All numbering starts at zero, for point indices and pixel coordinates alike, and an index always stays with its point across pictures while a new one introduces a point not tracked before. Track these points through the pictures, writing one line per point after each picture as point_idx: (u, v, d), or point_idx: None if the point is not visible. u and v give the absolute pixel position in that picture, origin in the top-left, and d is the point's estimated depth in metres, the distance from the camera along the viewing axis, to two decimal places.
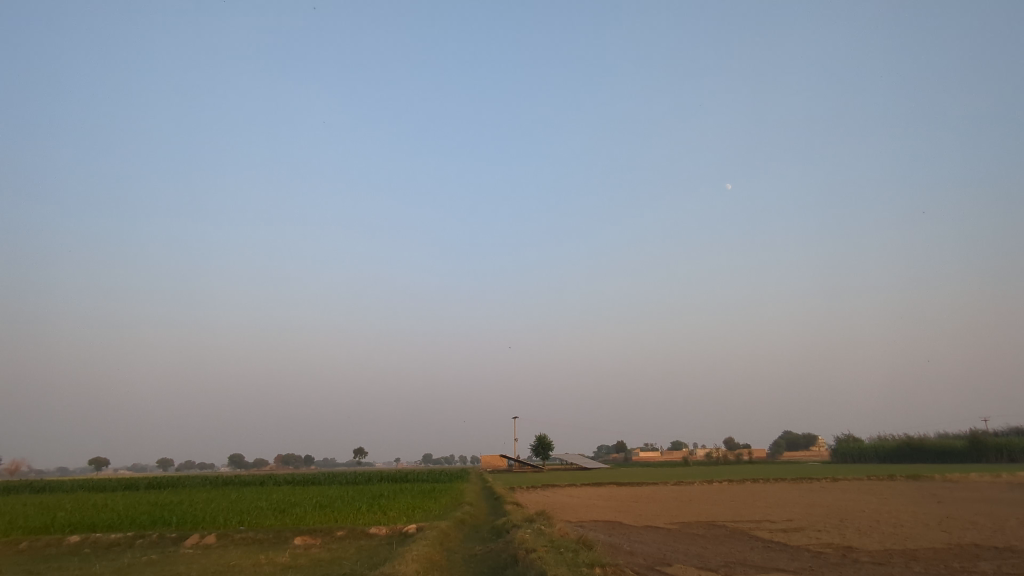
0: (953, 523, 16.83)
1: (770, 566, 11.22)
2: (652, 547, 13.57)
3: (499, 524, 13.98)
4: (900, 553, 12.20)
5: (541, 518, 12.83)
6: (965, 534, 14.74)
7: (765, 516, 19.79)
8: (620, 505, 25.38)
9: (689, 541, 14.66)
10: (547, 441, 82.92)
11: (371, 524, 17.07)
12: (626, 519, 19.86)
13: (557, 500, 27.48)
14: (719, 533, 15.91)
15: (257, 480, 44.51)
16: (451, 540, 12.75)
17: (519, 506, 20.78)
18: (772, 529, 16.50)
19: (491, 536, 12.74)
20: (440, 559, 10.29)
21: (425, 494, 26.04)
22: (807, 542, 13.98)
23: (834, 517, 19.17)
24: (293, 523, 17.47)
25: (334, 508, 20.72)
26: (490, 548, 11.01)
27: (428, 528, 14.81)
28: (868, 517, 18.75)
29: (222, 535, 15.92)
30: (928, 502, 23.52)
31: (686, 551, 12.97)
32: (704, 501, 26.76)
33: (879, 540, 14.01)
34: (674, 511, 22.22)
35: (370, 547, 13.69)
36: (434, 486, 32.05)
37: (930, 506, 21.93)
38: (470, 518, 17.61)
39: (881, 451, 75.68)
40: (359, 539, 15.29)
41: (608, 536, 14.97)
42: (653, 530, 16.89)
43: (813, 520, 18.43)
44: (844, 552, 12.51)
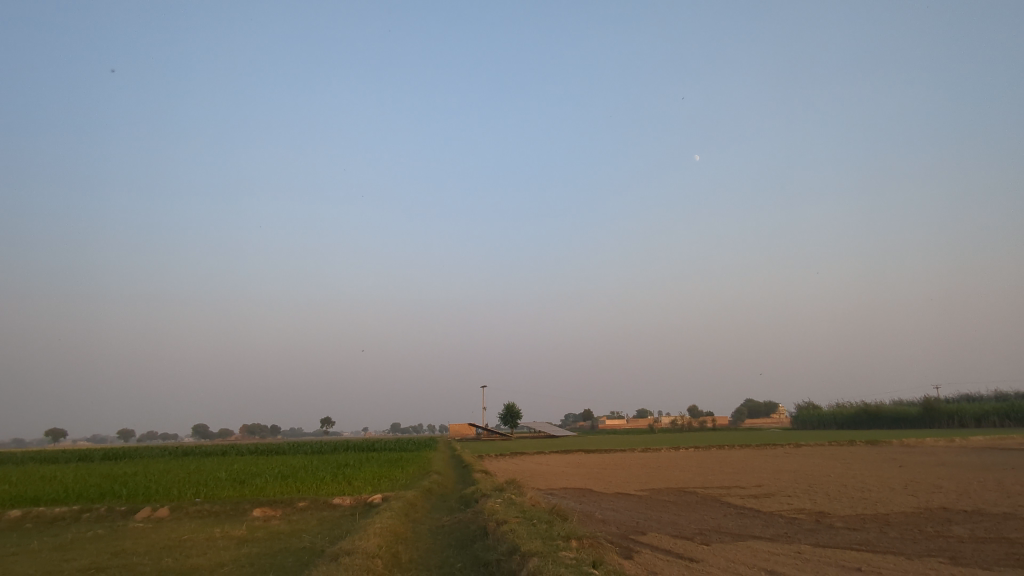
0: (920, 487, 16.88)
1: (745, 532, 10.96)
2: (624, 516, 13.23)
3: (468, 494, 13.49)
4: (873, 519, 12.00)
5: (511, 487, 12.35)
6: (933, 498, 14.69)
7: (736, 483, 19.70)
8: (590, 473, 25.29)
9: (661, 508, 14.38)
10: (516, 409, 83.22)
11: (335, 495, 16.45)
12: (596, 486, 19.61)
13: (526, 468, 27.23)
14: (690, 500, 15.73)
15: (221, 450, 43.56)
16: (418, 511, 12.19)
17: (488, 474, 20.38)
18: (743, 496, 16.33)
19: (459, 507, 12.22)
20: (405, 531, 9.71)
21: (393, 464, 25.51)
22: (779, 508, 13.78)
23: (803, 482, 19.16)
24: (252, 494, 16.74)
25: (297, 478, 20.03)
26: (459, 520, 10.48)
27: (394, 498, 14.25)
28: (836, 482, 18.78)
29: (176, 508, 15.13)
30: (891, 467, 23.83)
31: (659, 519, 12.67)
32: (673, 467, 26.80)
33: (851, 505, 13.86)
34: (645, 478, 22.09)
35: (332, 519, 13.06)
36: (402, 455, 31.56)
37: (893, 471, 22.18)
38: (438, 488, 17.12)
39: (840, 418, 77.91)
40: (321, 510, 14.65)
41: (580, 504, 14.65)
42: (624, 497, 16.61)
43: (784, 486, 18.36)
44: (817, 518, 12.33)
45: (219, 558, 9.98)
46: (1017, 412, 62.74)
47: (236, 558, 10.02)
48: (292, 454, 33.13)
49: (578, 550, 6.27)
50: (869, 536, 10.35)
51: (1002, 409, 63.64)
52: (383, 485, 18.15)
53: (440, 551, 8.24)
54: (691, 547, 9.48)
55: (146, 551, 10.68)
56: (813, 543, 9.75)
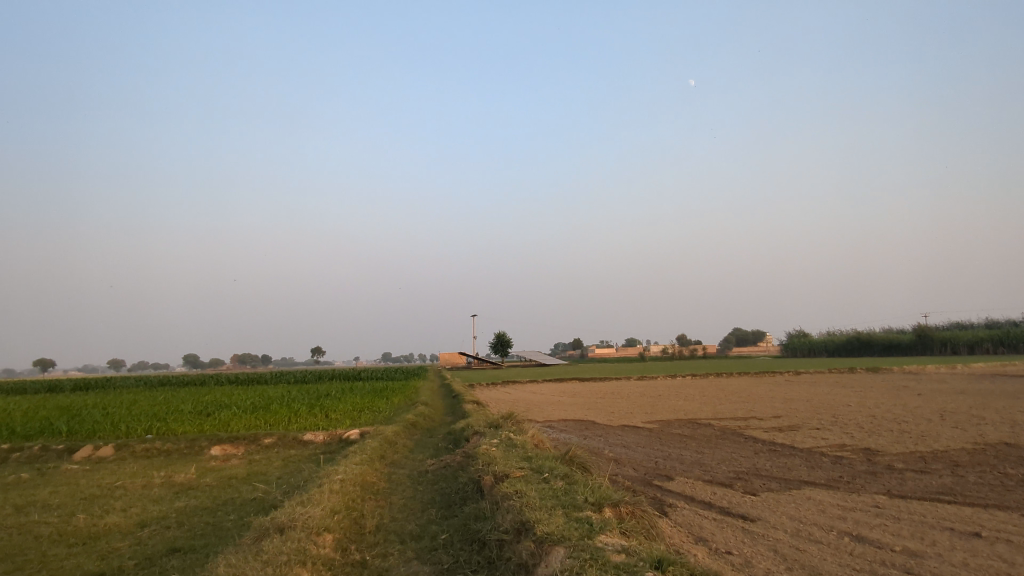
0: (958, 418, 15.21)
1: (792, 476, 9.07)
2: (639, 455, 11.36)
3: (458, 430, 11.55)
4: (933, 458, 10.16)
5: (506, 421, 10.36)
6: (983, 432, 12.94)
7: (750, 413, 18.02)
8: (588, 402, 23.68)
9: (678, 444, 12.55)
10: (507, 337, 81.98)
11: (307, 430, 14.53)
12: (598, 418, 17.83)
13: (519, 398, 25.56)
14: (708, 434, 13.96)
15: (199, 380, 41.67)
16: (398, 452, 10.22)
17: (480, 405, 18.57)
18: (765, 428, 14.57)
19: (447, 446, 10.24)
20: (377, 480, 7.70)
21: (376, 394, 23.70)
22: (815, 443, 11.96)
23: (824, 412, 17.47)
24: (212, 429, 14.77)
25: (267, 411, 18.09)
26: (445, 466, 8.47)
27: (371, 434, 12.29)
28: (861, 412, 17.10)
29: (121, 445, 13.13)
30: (907, 395, 22.30)
31: (681, 458, 10.82)
32: (675, 397, 25.22)
33: (896, 440, 12.06)
34: (649, 409, 20.39)
35: (296, 461, 11.07)
36: (388, 385, 29.80)
37: (913, 399, 20.63)
38: (424, 422, 15.24)
39: (831, 345, 77.40)
40: (287, 450, 12.68)
41: (584, 440, 12.83)
42: (633, 431, 14.81)
43: (805, 417, 16.65)
44: (867, 456, 10.50)
45: (144, 513, 7.92)
46: (1010, 339, 62.11)
47: (168, 512, 7.98)
48: (271, 385, 31.27)
49: (621, 531, 4.14)
50: (945, 482, 8.46)
51: (996, 336, 62.94)
52: (363, 419, 16.29)
53: (421, 514, 6.19)
54: (736, 500, 7.53)
55: (60, 505, 8.64)
56: (884, 492, 7.85)
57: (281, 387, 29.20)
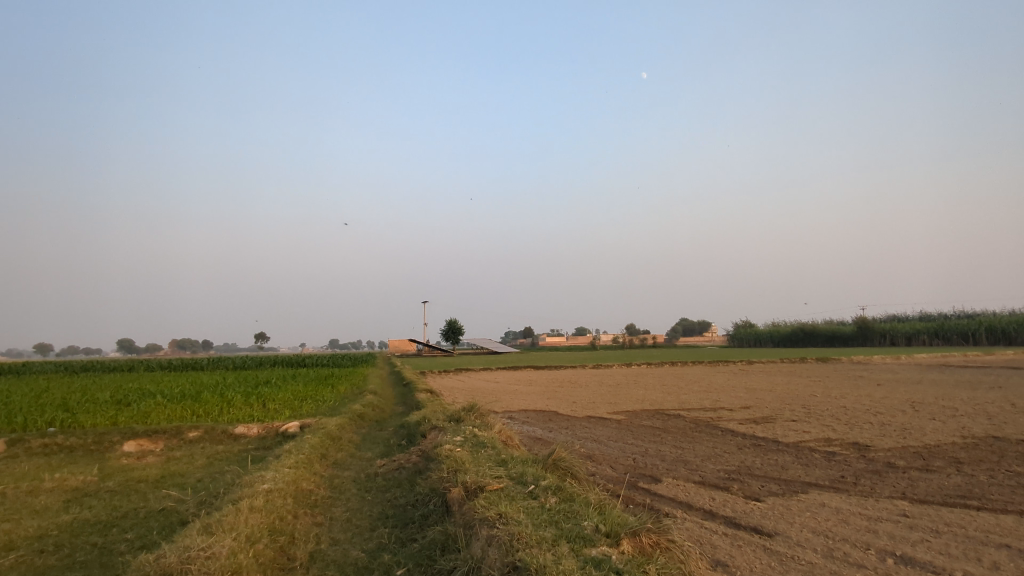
0: (931, 410, 14.78)
1: (790, 476, 8.11)
2: (613, 451, 10.26)
3: (413, 423, 10.20)
4: (930, 455, 9.44)
5: (468, 414, 9.05)
6: (964, 425, 12.43)
7: (718, 404, 17.26)
8: (546, 391, 22.60)
9: (652, 438, 11.51)
10: (458, 324, 80.45)
11: (240, 422, 12.84)
12: (561, 409, 16.72)
13: (474, 387, 24.23)
14: (681, 427, 13.04)
15: (125, 366, 38.54)
16: (343, 449, 8.80)
17: (434, 395, 17.16)
18: (739, 420, 13.76)
19: (401, 444, 8.86)
20: (316, 488, 6.28)
21: (320, 382, 21.92)
22: (800, 438, 11.14)
23: (793, 403, 16.87)
24: (127, 421, 12.88)
25: (195, 400, 16.19)
26: (400, 469, 7.15)
27: (312, 428, 10.76)
28: (831, 403, 16.54)
29: (16, 440, 11.21)
30: (868, 385, 22.12)
31: (661, 455, 9.78)
32: (635, 386, 24.41)
33: (882, 434, 11.37)
34: (612, 399, 19.43)
35: (223, 461, 9.46)
36: (333, 372, 27.93)
37: (875, 389, 20.37)
38: (373, 413, 13.77)
39: (777, 336, 78.90)
40: (214, 446, 11.02)
41: (551, 433, 11.66)
42: (600, 423, 13.75)
43: (775, 408, 15.97)
44: (861, 452, 9.73)
45: (15, 531, 6.25)
46: (945, 331, 64.31)
47: (45, 529, 6.32)
48: (204, 372, 28.88)
49: None
50: (957, 483, 7.67)
51: (932, 328, 65.12)
52: (304, 409, 14.67)
53: (370, 536, 4.86)
54: (741, 507, 6.48)
55: None
56: (901, 496, 6.98)
57: (215, 373, 26.95)
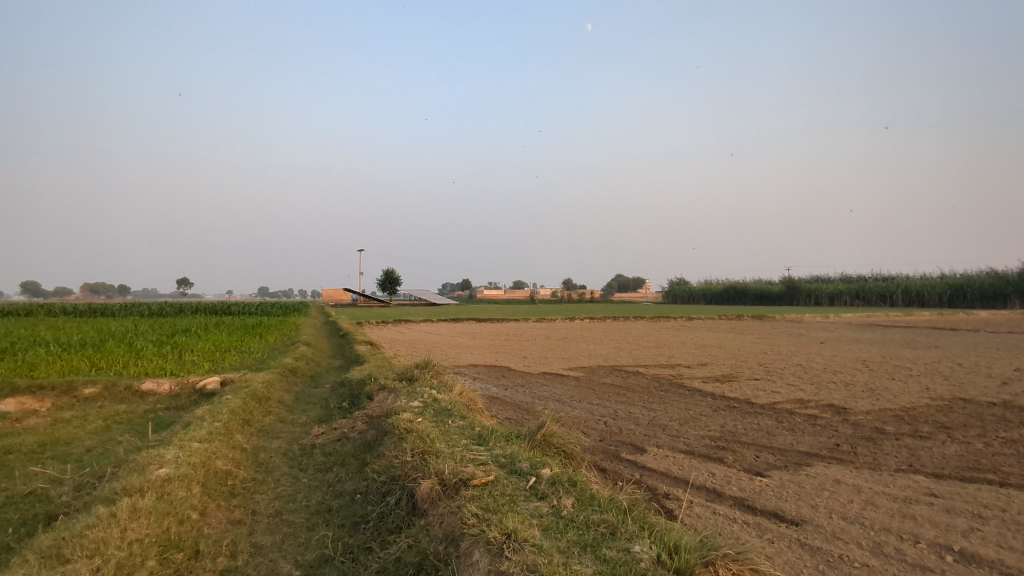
0: (886, 370, 14.56)
1: (783, 444, 7.31)
2: (580, 412, 9.27)
3: (355, 381, 8.87)
4: (913, 419, 8.90)
5: (422, 372, 7.76)
6: (927, 386, 12.14)
7: (673, 361, 16.66)
8: (493, 345, 21.58)
9: (618, 398, 10.61)
10: (395, 275, 78.42)
11: (148, 377, 11.15)
12: (512, 364, 15.68)
13: (415, 339, 22.93)
14: (644, 385, 12.26)
15: (25, 310, 35.04)
16: (271, 413, 7.41)
17: (375, 348, 15.77)
18: (702, 378, 13.09)
19: (343, 407, 7.53)
20: (234, 468, 4.90)
21: (247, 331, 20.08)
22: (772, 398, 10.48)
23: (748, 361, 16.44)
24: (9, 375, 10.97)
25: (98, 351, 14.25)
26: (343, 441, 5.85)
27: (235, 385, 9.26)
28: (785, 362, 16.19)
29: None
30: (812, 343, 22.17)
31: (635, 418, 8.86)
32: (583, 341, 23.76)
33: (854, 396, 10.88)
34: (562, 354, 18.58)
35: (122, 426, 7.91)
36: (261, 321, 25.96)
37: (821, 348, 20.35)
38: (307, 368, 12.31)
39: (710, 294, 80.68)
40: (113, 407, 9.36)
41: (508, 392, 10.58)
42: (557, 380, 12.79)
43: (733, 366, 15.46)
44: (842, 416, 9.12)
45: None
46: (866, 292, 67.11)
47: None
48: (113, 319, 26.26)
49: None
50: (959, 452, 7.07)
51: (854, 289, 67.86)
52: (226, 363, 13.02)
53: (309, 541, 3.57)
54: (749, 485, 5.56)
55: None
56: (913, 469, 6.26)
57: (128, 320, 24.57)
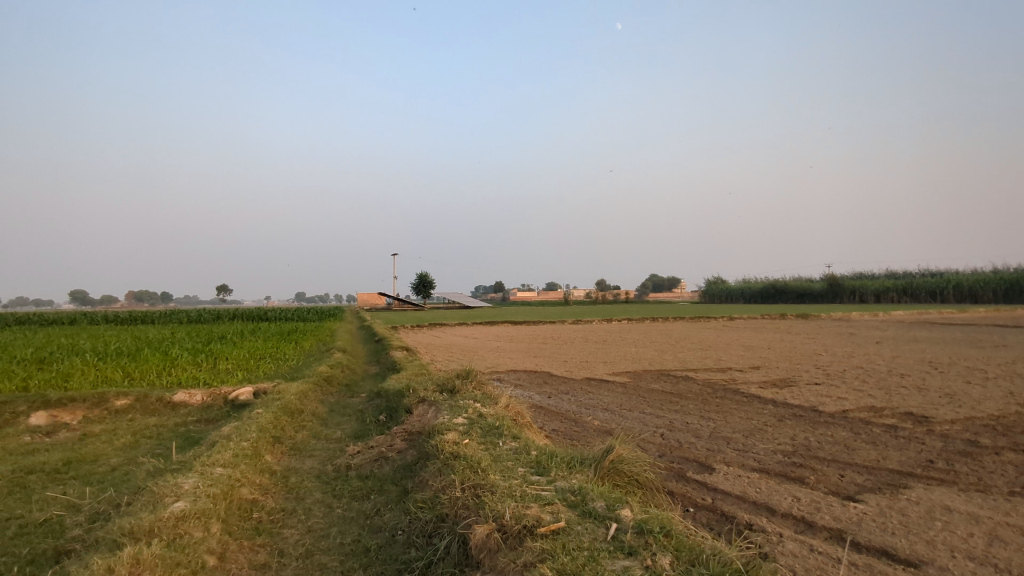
0: (959, 373, 13.43)
1: (868, 460, 6.52)
2: (633, 424, 8.59)
3: (392, 391, 8.35)
4: (1007, 430, 7.98)
5: (464, 383, 7.17)
6: (1010, 390, 11.07)
7: (722, 364, 15.77)
8: (531, 349, 20.98)
9: (672, 407, 9.87)
10: (429, 279, 78.47)
11: (180, 387, 10.86)
12: (553, 369, 15.04)
13: (450, 344, 22.44)
14: (696, 391, 11.49)
15: (70, 319, 35.81)
16: (304, 429, 6.94)
17: (410, 354, 15.29)
18: (758, 383, 12.22)
19: (380, 421, 7.00)
20: (261, 498, 4.39)
21: (282, 338, 19.88)
22: (840, 404, 9.60)
23: (804, 363, 15.43)
24: (42, 387, 10.81)
25: (133, 360, 14.12)
26: (381, 463, 5.32)
27: (267, 397, 8.85)
28: (845, 363, 15.14)
29: None
30: (868, 343, 20.97)
31: (693, 429, 8.13)
32: (624, 343, 22.96)
33: (931, 402, 9.93)
34: (604, 358, 17.82)
35: (152, 443, 7.56)
36: (297, 327, 25.84)
37: (878, 348, 19.16)
38: (341, 376, 11.87)
39: (749, 293, 78.53)
40: (144, 421, 9.05)
41: (553, 401, 9.96)
42: (602, 387, 12.08)
43: (788, 368, 14.52)
44: (925, 425, 8.24)
45: None
46: (915, 289, 64.35)
47: None
48: (153, 326, 26.51)
49: None
50: None
51: (901, 286, 65.13)
52: (260, 371, 12.70)
53: None
54: (843, 513, 4.83)
55: None
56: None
57: (166, 328, 24.74)
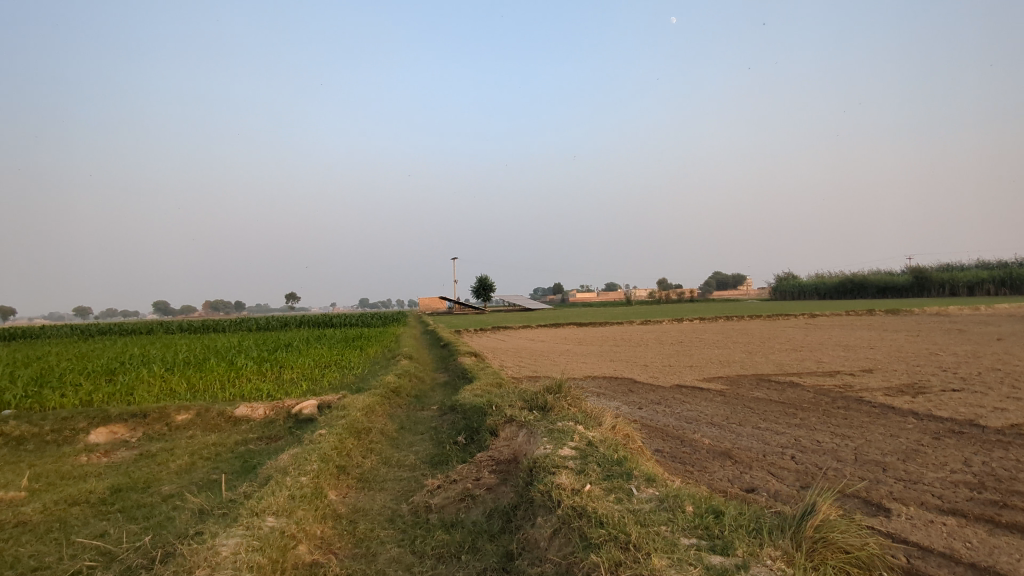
0: None
1: None
2: (752, 443, 7.25)
3: (468, 407, 7.31)
4: None
5: (556, 399, 6.05)
6: None
7: (827, 367, 14.03)
8: (604, 352, 19.67)
9: (790, 421, 8.44)
10: (489, 281, 77.88)
11: (242, 400, 10.19)
12: (635, 375, 13.74)
13: (518, 348, 21.38)
14: (811, 399, 9.98)
15: (147, 328, 36.83)
16: (372, 454, 5.98)
17: (480, 360, 14.28)
18: (882, 389, 10.56)
19: (458, 444, 5.96)
20: (322, 563, 3.39)
21: (346, 345, 19.27)
22: (1003, 417, 7.95)
23: (924, 365, 13.51)
24: (104, 401, 10.36)
25: (198, 370, 13.69)
26: (469, 507, 4.25)
27: (332, 412, 7.99)
28: (975, 365, 13.13)
29: None
30: (988, 340, 18.62)
31: (831, 451, 6.73)
32: (704, 345, 21.31)
33: None
34: (688, 362, 16.33)
35: (208, 469, 6.79)
36: (361, 333, 25.39)
37: (1004, 346, 16.85)
38: (410, 386, 10.95)
39: (824, 289, 74.17)
40: (203, 438, 8.35)
41: (649, 415, 8.70)
42: (698, 396, 10.70)
43: (908, 371, 12.70)
44: None
45: None
46: (1013, 279, 58.98)
47: None
48: (223, 334, 26.62)
49: None
50: None
51: (998, 277, 59.85)
52: (325, 381, 11.98)
53: None
54: None
55: None
56: None
57: (234, 336, 24.73)
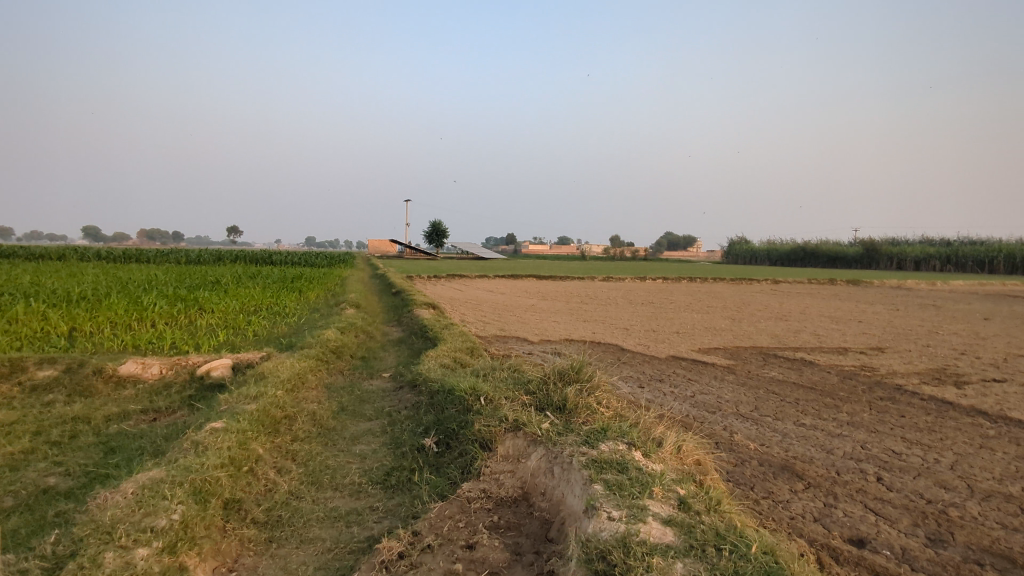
0: None
1: None
2: (813, 453, 5.46)
3: (434, 387, 5.22)
4: None
5: (579, 392, 4.03)
6: None
7: (831, 343, 12.52)
8: (573, 311, 17.80)
9: (838, 417, 6.72)
10: (443, 227, 74.75)
11: (134, 354, 7.77)
12: (619, 340, 11.93)
13: (478, 300, 19.28)
14: (841, 385, 8.37)
15: (56, 254, 32.65)
16: (290, 468, 3.84)
17: (439, 314, 12.15)
18: (915, 377, 9.04)
19: (427, 457, 3.90)
20: None
21: (282, 286, 16.70)
22: None
23: (937, 347, 12.14)
24: None
25: (92, 309, 11.03)
26: None
27: (245, 382, 5.77)
28: (992, 351, 11.84)
29: None
30: (974, 319, 17.68)
31: (926, 472, 5.00)
32: (679, 308, 19.75)
33: None
34: (670, 327, 14.64)
35: (42, 467, 4.49)
36: (301, 273, 22.63)
37: (997, 327, 15.85)
38: (355, 344, 8.78)
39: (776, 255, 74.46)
40: (63, 409, 5.98)
41: (662, 399, 6.82)
42: (706, 374, 8.92)
43: (922, 353, 11.34)
44: None
45: None
46: (958, 258, 60.12)
47: None
48: (143, 266, 23.39)
49: None
50: None
51: (944, 254, 60.87)
52: (249, 332, 9.63)
53: None
54: None
55: None
56: None
57: (155, 269, 21.64)
